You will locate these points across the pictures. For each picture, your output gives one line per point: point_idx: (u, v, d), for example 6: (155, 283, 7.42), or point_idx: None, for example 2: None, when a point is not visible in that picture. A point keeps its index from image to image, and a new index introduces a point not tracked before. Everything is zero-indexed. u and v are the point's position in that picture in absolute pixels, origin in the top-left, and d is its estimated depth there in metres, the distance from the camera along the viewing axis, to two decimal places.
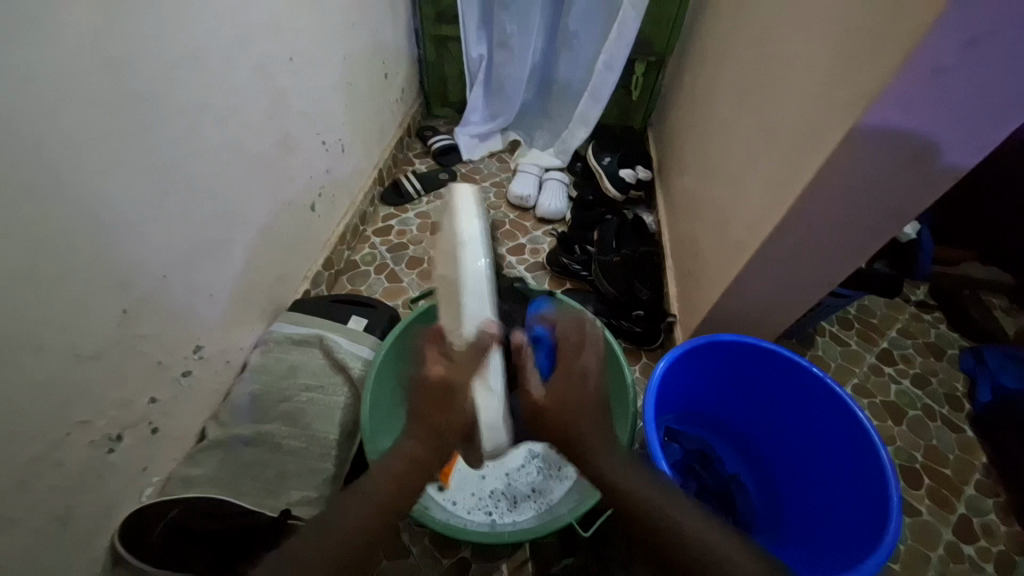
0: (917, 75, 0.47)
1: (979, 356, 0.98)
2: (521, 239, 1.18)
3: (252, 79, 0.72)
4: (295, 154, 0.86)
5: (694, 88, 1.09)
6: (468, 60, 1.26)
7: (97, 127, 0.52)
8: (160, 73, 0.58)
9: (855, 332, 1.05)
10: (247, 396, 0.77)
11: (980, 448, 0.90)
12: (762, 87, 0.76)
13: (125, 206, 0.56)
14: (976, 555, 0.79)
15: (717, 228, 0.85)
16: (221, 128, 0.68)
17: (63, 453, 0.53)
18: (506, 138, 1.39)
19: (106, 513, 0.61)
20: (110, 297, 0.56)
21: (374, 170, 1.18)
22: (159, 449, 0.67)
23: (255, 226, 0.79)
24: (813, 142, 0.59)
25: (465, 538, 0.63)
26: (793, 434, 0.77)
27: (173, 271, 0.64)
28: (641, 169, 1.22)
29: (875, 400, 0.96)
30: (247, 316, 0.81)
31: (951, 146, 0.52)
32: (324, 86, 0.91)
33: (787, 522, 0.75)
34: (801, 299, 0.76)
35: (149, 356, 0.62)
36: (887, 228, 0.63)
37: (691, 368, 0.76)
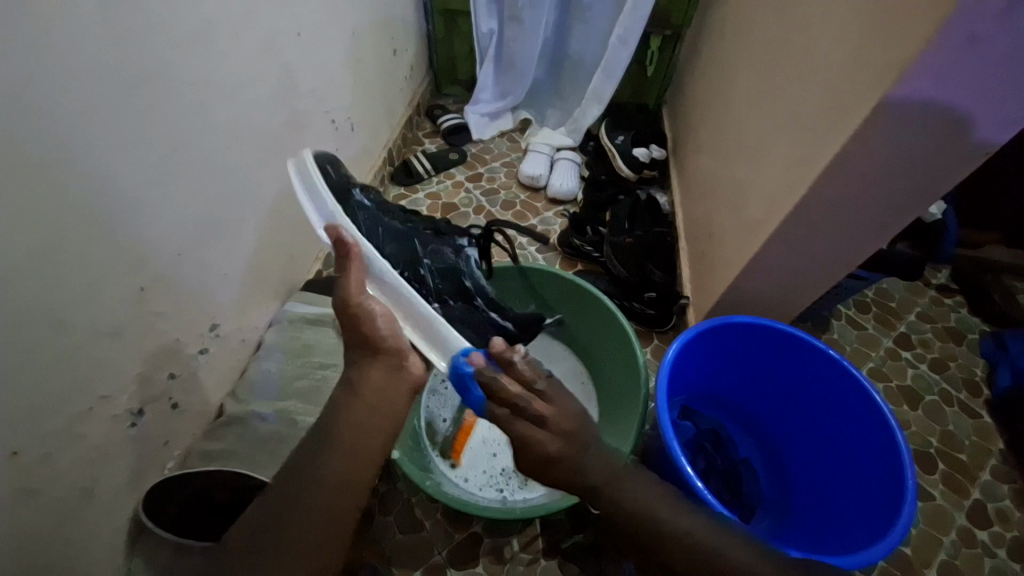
0: (953, 44, 0.45)
1: (1000, 341, 0.95)
2: (532, 220, 1.16)
3: (261, 54, 0.72)
4: (304, 131, 0.85)
5: (711, 63, 1.06)
6: (478, 35, 1.22)
7: (109, 103, 0.52)
8: (170, 48, 0.57)
9: (872, 316, 1.03)
10: (263, 374, 0.78)
11: (997, 434, 0.89)
12: (785, 60, 0.73)
13: (137, 184, 0.56)
14: (990, 541, 0.79)
15: (733, 208, 0.84)
16: (231, 105, 0.68)
17: (86, 426, 0.55)
18: (517, 116, 1.37)
19: (131, 484, 0.63)
20: (127, 274, 0.56)
21: (384, 150, 1.17)
22: (179, 424, 0.69)
23: (266, 204, 0.79)
24: (839, 116, 0.57)
25: (476, 513, 0.64)
26: (806, 418, 0.77)
27: (187, 250, 0.64)
28: (654, 148, 1.20)
29: (891, 384, 0.95)
30: (261, 295, 0.82)
31: (984, 119, 0.50)
32: (333, 62, 0.90)
33: (797, 503, 0.75)
34: (819, 280, 0.74)
35: (166, 333, 0.63)
36: (913, 206, 0.60)
37: (703, 349, 0.76)
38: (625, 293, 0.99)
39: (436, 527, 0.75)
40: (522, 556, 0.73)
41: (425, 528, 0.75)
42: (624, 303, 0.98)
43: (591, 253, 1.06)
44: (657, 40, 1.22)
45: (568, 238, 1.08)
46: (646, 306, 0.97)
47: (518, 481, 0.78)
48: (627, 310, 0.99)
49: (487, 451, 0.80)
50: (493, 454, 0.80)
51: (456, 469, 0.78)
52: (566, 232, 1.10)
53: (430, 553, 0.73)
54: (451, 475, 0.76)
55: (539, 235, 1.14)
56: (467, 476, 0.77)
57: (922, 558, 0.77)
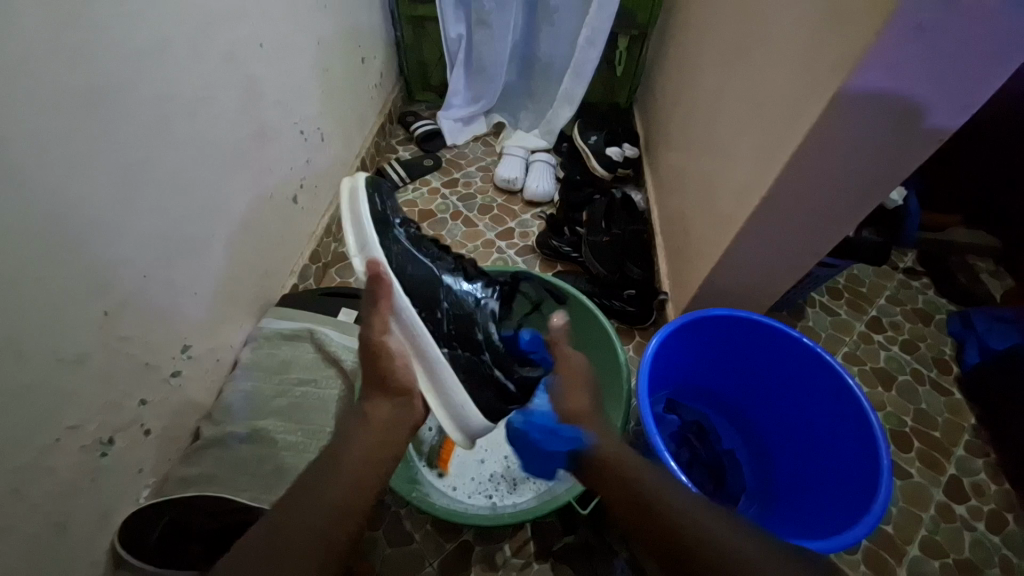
0: (902, 36, 0.46)
1: (967, 320, 0.99)
2: (510, 224, 1.16)
3: (222, 67, 0.70)
4: (272, 144, 0.84)
5: (678, 61, 1.08)
6: (447, 41, 1.22)
7: (63, 124, 0.50)
8: (125, 64, 0.56)
9: (844, 302, 1.06)
10: (240, 394, 0.76)
11: (968, 409, 0.92)
12: (746, 56, 0.75)
13: (96, 205, 0.54)
14: (967, 514, 0.81)
15: (705, 203, 0.85)
16: (193, 120, 0.66)
17: (54, 459, 0.53)
18: (490, 120, 1.37)
19: (104, 517, 0.60)
20: (90, 300, 0.54)
21: (357, 159, 1.16)
22: (153, 451, 0.67)
23: (235, 220, 0.77)
24: (800, 109, 0.58)
25: (464, 522, 0.63)
26: (785, 406, 0.78)
27: (153, 271, 0.63)
28: (627, 147, 1.21)
29: (865, 367, 0.97)
30: (235, 313, 0.80)
31: (936, 106, 0.52)
32: (299, 73, 0.88)
33: (780, 490, 0.76)
34: (790, 270, 0.76)
35: (136, 357, 0.61)
36: (875, 194, 0.62)
37: (682, 344, 0.77)
38: (604, 292, 0.99)
39: (426, 538, 0.74)
40: (514, 561, 0.73)
41: (415, 540, 0.74)
42: (605, 302, 0.99)
43: (569, 253, 1.07)
44: (624, 40, 1.23)
45: (547, 240, 1.08)
46: (626, 304, 0.97)
47: (506, 486, 0.77)
48: (608, 308, 0.99)
49: (475, 459, 0.80)
50: (480, 461, 0.80)
51: (444, 478, 0.77)
52: (543, 234, 1.10)
53: (421, 565, 0.72)
54: (439, 484, 0.75)
55: (517, 238, 1.14)
56: (455, 485, 0.76)
57: (903, 535, 0.79)
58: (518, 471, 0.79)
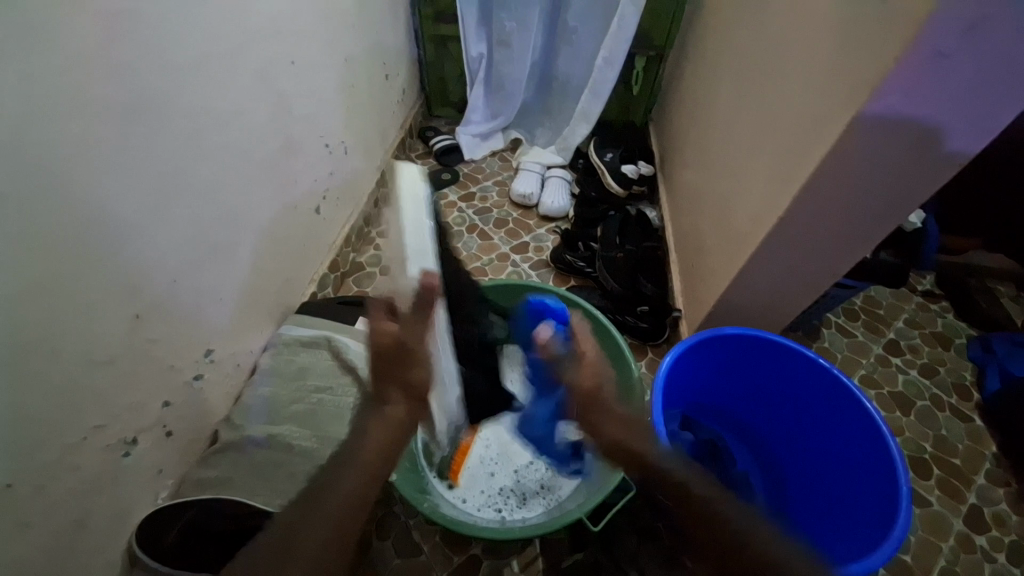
0: (917, 63, 0.47)
1: (987, 345, 0.98)
2: (525, 237, 1.18)
3: (255, 82, 0.73)
4: (298, 156, 0.87)
5: (695, 81, 1.09)
6: (468, 59, 1.26)
7: (106, 135, 0.53)
8: (165, 79, 0.59)
9: (861, 323, 1.05)
10: (257, 399, 0.78)
11: (989, 437, 0.90)
12: (764, 79, 0.76)
13: (132, 213, 0.57)
14: (988, 546, 0.79)
15: (721, 221, 0.86)
16: (226, 133, 0.69)
17: (80, 456, 0.54)
18: (507, 136, 1.40)
19: (123, 516, 0.62)
20: (121, 303, 0.57)
21: (378, 172, 1.19)
22: (173, 452, 0.68)
23: (261, 229, 0.80)
24: (817, 132, 0.59)
25: (475, 534, 0.63)
26: (801, 427, 0.77)
27: (182, 276, 0.65)
28: (642, 164, 1.23)
29: (882, 390, 0.96)
30: (256, 319, 0.82)
31: (953, 130, 0.52)
32: (326, 89, 0.92)
33: (796, 514, 0.75)
34: (807, 290, 0.76)
35: (161, 360, 0.63)
36: (892, 216, 0.62)
37: (696, 362, 0.77)
38: (618, 307, 1.00)
39: (434, 550, 0.74)
40: None
41: (424, 551, 0.74)
42: (618, 317, 0.99)
43: (583, 268, 1.07)
44: (641, 60, 1.26)
45: (561, 254, 1.10)
46: (640, 320, 0.98)
47: (516, 500, 0.77)
48: (622, 324, 0.99)
49: (484, 471, 0.79)
50: (490, 474, 0.79)
51: (454, 490, 0.77)
52: (558, 249, 1.11)
53: None
54: (449, 497, 0.76)
55: (532, 252, 1.15)
56: (465, 497, 0.77)
57: (922, 565, 0.77)
58: (528, 486, 0.79)
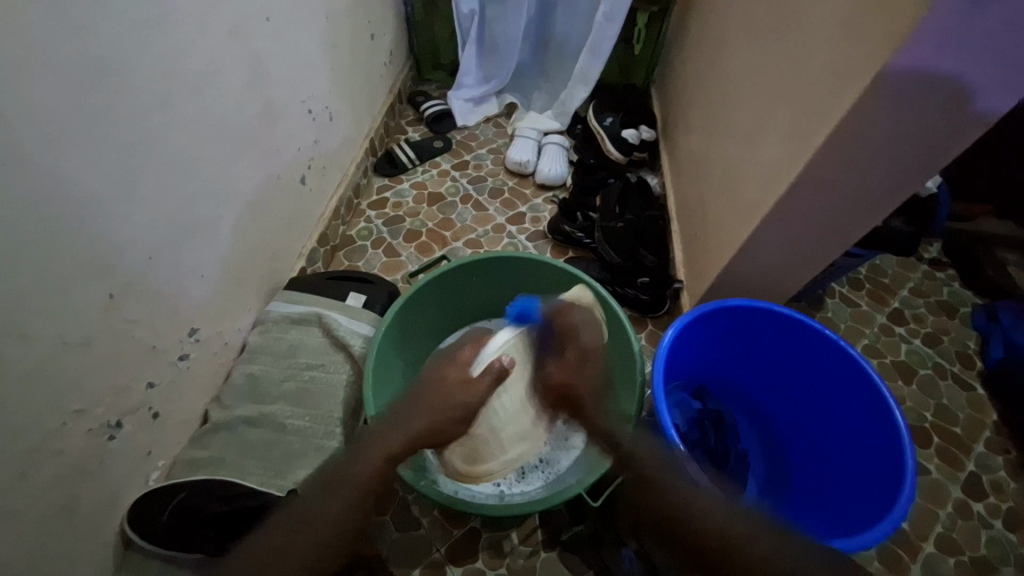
0: (959, 7, 0.42)
1: (992, 313, 0.96)
2: (521, 208, 1.13)
3: (226, 40, 0.67)
4: (278, 123, 0.81)
5: (701, 39, 1.03)
6: (459, 16, 1.18)
7: (61, 100, 0.48)
8: (127, 36, 0.53)
9: (866, 293, 1.02)
10: (247, 377, 0.76)
11: (990, 405, 0.90)
12: (778, 32, 0.70)
13: (98, 185, 0.52)
14: (986, 513, 0.80)
15: (726, 188, 0.82)
16: (196, 96, 0.63)
17: (61, 443, 0.52)
18: (502, 101, 1.33)
19: (114, 498, 0.60)
20: (94, 281, 0.53)
21: (366, 140, 1.13)
22: (162, 434, 0.67)
23: (242, 201, 0.75)
24: (838, 87, 0.54)
25: (469, 510, 0.63)
26: (805, 399, 0.76)
27: (159, 253, 0.61)
28: (643, 129, 1.17)
29: (885, 360, 0.94)
30: (243, 294, 0.79)
31: (988, 86, 0.48)
32: (306, 49, 0.85)
33: (796, 485, 0.75)
34: (815, 259, 0.73)
35: (142, 341, 0.61)
36: (910, 181, 0.59)
37: (699, 334, 0.74)
38: (617, 280, 0.97)
39: (432, 524, 0.74)
40: (521, 549, 0.73)
41: (423, 525, 0.74)
42: (617, 290, 0.97)
43: (581, 239, 1.04)
44: (643, 16, 1.18)
45: (559, 225, 1.06)
46: (639, 292, 0.95)
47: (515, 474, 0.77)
48: (621, 296, 0.97)
49: None
50: None
51: None
52: (555, 219, 1.08)
53: (429, 551, 0.72)
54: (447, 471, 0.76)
55: (528, 223, 1.11)
56: None
57: (919, 532, 0.78)
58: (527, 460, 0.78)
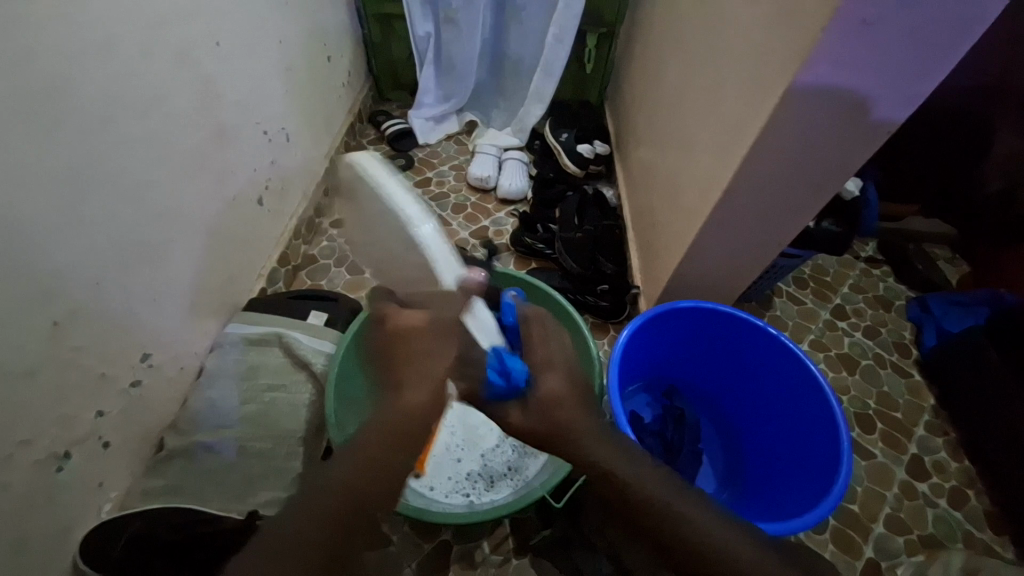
0: (845, 32, 0.48)
1: (925, 305, 1.03)
2: (483, 222, 1.16)
3: (174, 65, 0.67)
4: (233, 145, 0.81)
5: (645, 58, 1.09)
6: (415, 39, 1.21)
7: (1, 126, 0.47)
8: (67, 63, 0.53)
9: (810, 290, 1.09)
10: (207, 401, 0.74)
11: (927, 391, 0.96)
12: (707, 51, 0.76)
13: (37, 210, 0.51)
14: (929, 492, 0.85)
15: (672, 197, 0.87)
16: (142, 120, 0.63)
17: (2, 476, 0.50)
18: (461, 119, 1.36)
19: (61, 533, 0.58)
20: (39, 308, 0.52)
21: (326, 160, 1.14)
22: (115, 464, 0.64)
23: (195, 221, 0.74)
24: (756, 102, 0.59)
25: (440, 520, 0.64)
26: (755, 393, 0.80)
27: (107, 278, 0.60)
28: (598, 144, 1.23)
29: (830, 353, 1.00)
30: (200, 318, 0.78)
31: (884, 96, 0.53)
32: (259, 71, 0.86)
33: (748, 474, 0.78)
34: (756, 260, 0.78)
35: (91, 368, 0.59)
36: (830, 185, 0.64)
37: (652, 335, 0.78)
38: (579, 288, 1.00)
39: (403, 539, 0.74)
40: (493, 558, 0.73)
41: (392, 542, 0.74)
42: (579, 297, 0.99)
43: (543, 250, 1.07)
44: (593, 37, 1.24)
45: (520, 237, 1.09)
46: (599, 299, 0.99)
47: (484, 484, 0.77)
48: (582, 303, 1.00)
49: (451, 458, 0.79)
50: (457, 460, 0.79)
51: (421, 479, 0.76)
52: (517, 231, 1.10)
53: (400, 568, 0.72)
54: (415, 486, 0.75)
55: (491, 236, 1.14)
56: (432, 485, 0.76)
57: (868, 514, 0.82)
58: (495, 468, 0.79)
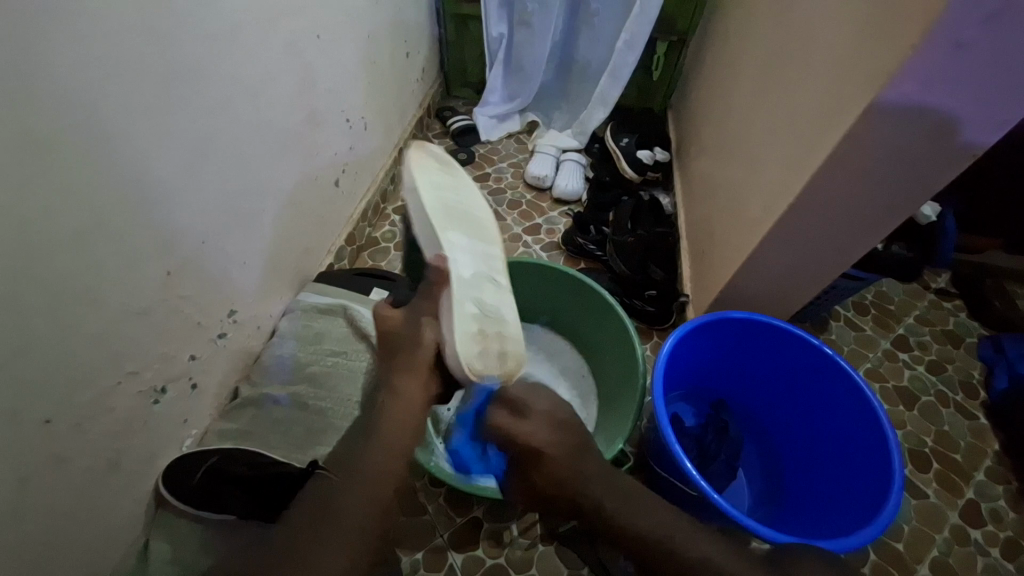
0: (937, 51, 0.47)
1: (998, 344, 0.97)
2: (537, 220, 1.19)
3: (282, 54, 0.75)
4: (320, 129, 0.89)
5: (716, 68, 1.08)
6: (489, 39, 1.25)
7: (148, 98, 0.55)
8: (201, 47, 0.60)
9: (870, 317, 1.05)
10: (278, 358, 0.82)
11: (992, 435, 0.91)
12: (783, 65, 0.76)
13: (165, 175, 0.59)
14: (983, 540, 0.80)
15: (731, 208, 0.87)
16: (252, 102, 0.71)
17: (113, 400, 0.58)
18: (524, 119, 1.40)
19: (151, 458, 0.66)
20: (156, 258, 0.60)
21: (395, 149, 1.21)
22: (197, 404, 0.72)
23: (282, 196, 0.82)
24: (833, 117, 0.59)
25: (480, 494, 0.67)
26: (802, 413, 0.78)
27: (211, 239, 0.68)
28: (658, 151, 1.23)
29: (887, 384, 0.96)
30: (277, 283, 0.86)
31: (972, 120, 0.52)
32: (349, 63, 0.93)
33: (787, 494, 0.77)
34: (813, 279, 0.77)
35: (190, 316, 0.67)
36: (903, 207, 0.63)
37: (700, 343, 0.78)
38: (626, 291, 1.01)
39: (438, 510, 0.78)
40: (521, 540, 0.76)
41: (429, 511, 0.78)
42: (626, 301, 1.01)
43: (594, 251, 1.09)
44: (663, 45, 1.25)
45: (572, 237, 1.11)
46: (646, 304, 1.00)
47: None
48: (629, 307, 1.01)
49: None
50: None
51: (459, 456, 0.80)
52: (570, 231, 1.13)
53: (433, 536, 0.76)
54: (454, 462, 0.79)
55: (544, 234, 1.17)
56: (469, 462, 0.80)
57: (913, 553, 0.79)
58: None
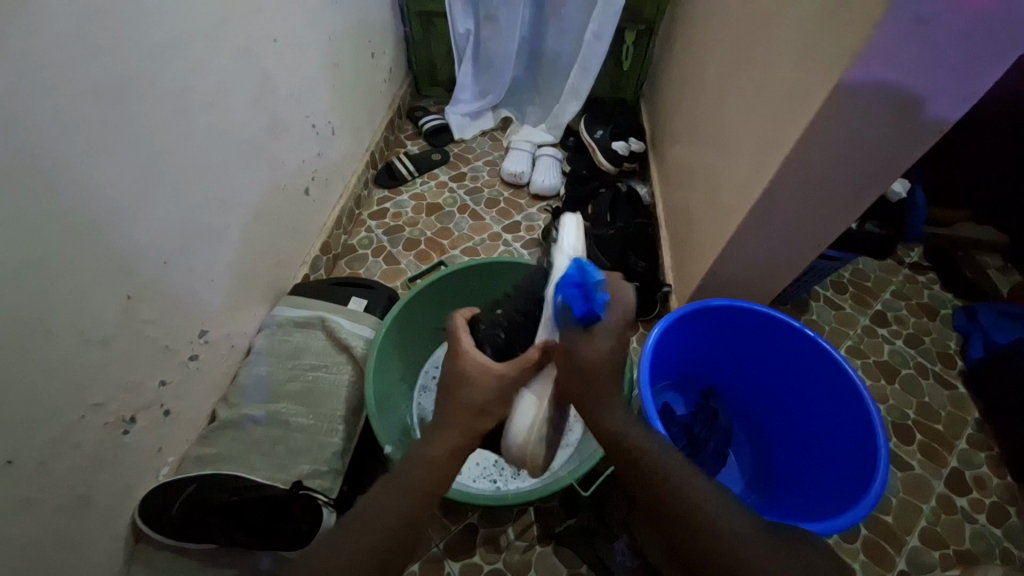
0: (899, 28, 0.47)
1: (972, 314, 1.00)
2: (516, 218, 1.18)
3: (238, 60, 0.72)
4: (285, 136, 0.86)
5: (685, 55, 1.08)
6: (455, 36, 1.23)
7: (93, 114, 0.52)
8: (148, 57, 0.57)
9: (849, 295, 1.06)
10: (256, 377, 0.79)
11: (971, 404, 0.93)
12: (750, 50, 0.76)
13: (119, 193, 0.56)
14: (968, 507, 0.82)
15: (707, 196, 0.87)
16: (209, 112, 0.68)
17: (78, 435, 0.55)
18: (497, 116, 1.38)
19: (126, 490, 0.63)
20: (115, 282, 0.57)
21: (366, 153, 1.18)
22: (172, 430, 0.70)
23: (248, 208, 0.79)
24: (801, 99, 0.59)
25: (472, 502, 0.66)
26: (788, 395, 0.79)
27: (173, 258, 0.65)
28: (633, 140, 1.22)
29: (868, 360, 0.98)
30: (250, 299, 0.83)
31: (936, 96, 0.52)
32: (311, 67, 0.90)
33: (778, 477, 0.78)
34: (791, 261, 0.77)
35: (156, 340, 0.64)
36: (875, 186, 0.63)
37: (684, 333, 0.78)
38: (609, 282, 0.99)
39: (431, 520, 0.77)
40: (518, 543, 0.75)
41: None
42: None
43: None
44: (631, 34, 1.24)
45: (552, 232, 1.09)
46: None
47: (511, 471, 0.80)
48: None
49: None
50: None
51: None
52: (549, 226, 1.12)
53: (428, 546, 0.75)
54: None
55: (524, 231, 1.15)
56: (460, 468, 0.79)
57: (903, 525, 0.80)
58: None
